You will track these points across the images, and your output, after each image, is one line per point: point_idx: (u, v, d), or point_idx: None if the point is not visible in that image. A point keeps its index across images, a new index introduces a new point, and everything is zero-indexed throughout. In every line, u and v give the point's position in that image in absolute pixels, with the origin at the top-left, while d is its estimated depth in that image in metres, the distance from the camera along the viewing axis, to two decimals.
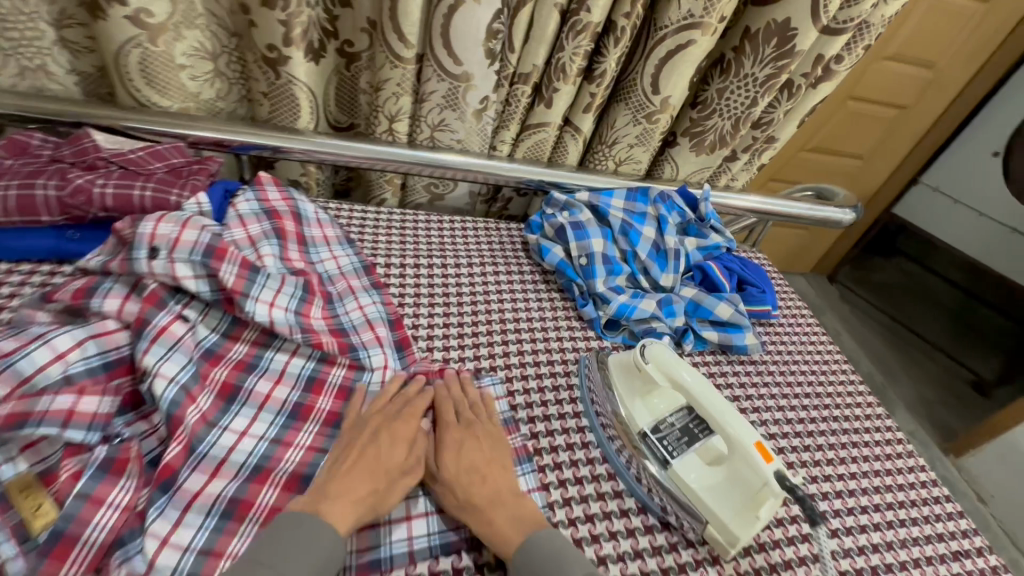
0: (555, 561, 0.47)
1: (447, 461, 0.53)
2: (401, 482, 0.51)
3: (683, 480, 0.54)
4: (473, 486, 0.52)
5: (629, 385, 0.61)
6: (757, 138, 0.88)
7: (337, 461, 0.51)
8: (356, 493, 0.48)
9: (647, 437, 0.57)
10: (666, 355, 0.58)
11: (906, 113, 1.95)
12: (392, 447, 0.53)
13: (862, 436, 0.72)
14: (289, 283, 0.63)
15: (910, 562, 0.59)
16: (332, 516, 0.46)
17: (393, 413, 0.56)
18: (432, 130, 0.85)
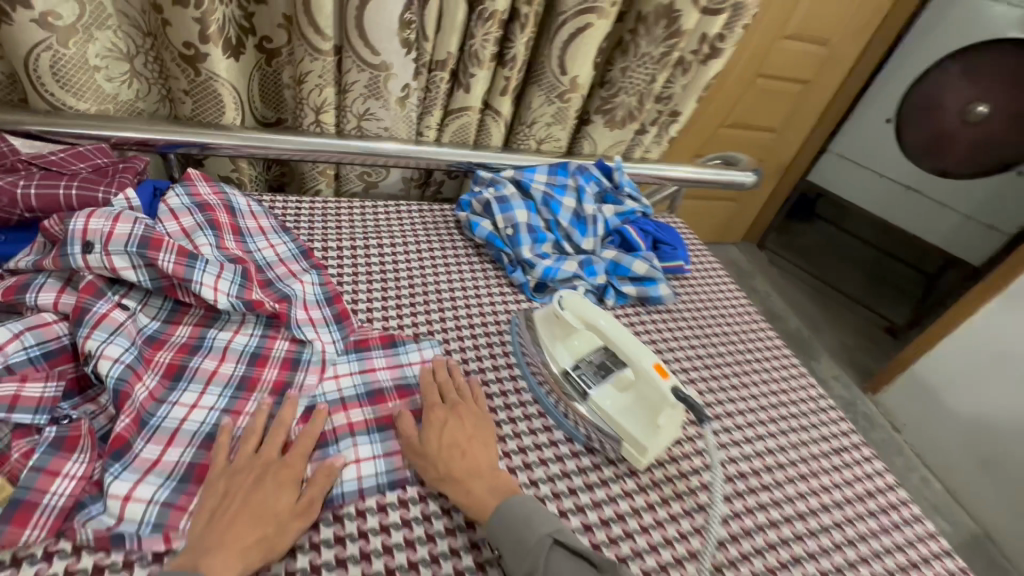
0: (521, 524, 0.51)
1: (431, 437, 0.57)
2: (292, 525, 0.49)
3: (598, 403, 0.63)
4: (451, 459, 0.56)
5: (552, 330, 0.69)
6: (661, 111, 0.98)
7: (215, 513, 0.47)
8: (242, 542, 0.45)
9: (566, 372, 0.67)
10: (581, 302, 0.66)
11: (808, 88, 2.14)
12: (278, 492, 0.50)
13: (759, 363, 0.83)
14: (228, 270, 0.65)
15: (799, 459, 0.70)
16: (216, 571, 0.43)
17: (268, 463, 0.52)
18: (358, 119, 0.89)
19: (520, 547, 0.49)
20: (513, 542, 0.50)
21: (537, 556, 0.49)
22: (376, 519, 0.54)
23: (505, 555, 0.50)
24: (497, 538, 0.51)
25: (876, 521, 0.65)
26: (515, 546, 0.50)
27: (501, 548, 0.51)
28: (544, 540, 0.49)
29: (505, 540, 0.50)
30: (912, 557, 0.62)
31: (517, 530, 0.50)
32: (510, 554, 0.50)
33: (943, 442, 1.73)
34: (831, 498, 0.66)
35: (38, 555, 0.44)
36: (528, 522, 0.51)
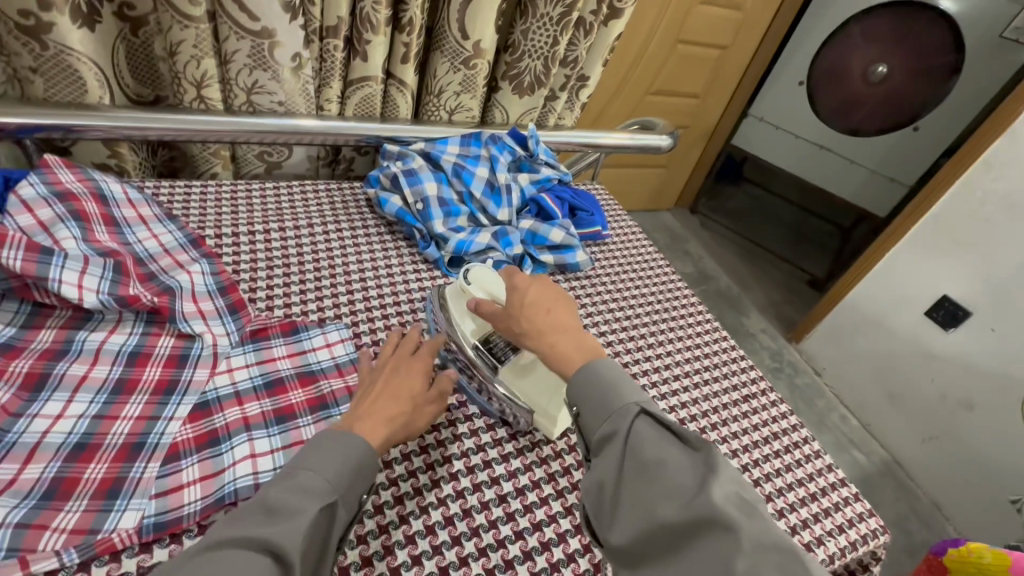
0: (602, 388, 0.46)
1: (514, 299, 0.56)
2: (425, 408, 0.54)
3: (510, 382, 0.61)
4: (531, 317, 0.54)
5: (460, 305, 0.67)
6: (569, 75, 0.97)
7: (361, 394, 0.52)
8: (386, 414, 0.50)
9: (477, 346, 0.63)
10: (486, 275, 0.67)
11: (727, 53, 2.19)
12: (411, 378, 0.54)
13: (675, 320, 0.86)
14: (95, 265, 0.59)
15: (710, 409, 0.73)
16: (366, 432, 0.47)
17: (399, 360, 0.56)
18: (247, 93, 0.82)
19: (604, 405, 0.45)
20: (595, 402, 0.46)
21: (621, 418, 0.44)
22: None
23: (581, 415, 0.47)
24: (575, 396, 0.47)
25: (780, 460, 0.69)
26: (595, 406, 0.46)
27: (578, 407, 0.47)
28: (628, 404, 0.45)
29: (584, 399, 0.46)
30: (811, 489, 0.66)
31: (599, 390, 0.46)
32: (589, 414, 0.46)
33: (859, 383, 1.86)
34: (739, 443, 0.69)
35: None
36: (611, 386, 0.46)
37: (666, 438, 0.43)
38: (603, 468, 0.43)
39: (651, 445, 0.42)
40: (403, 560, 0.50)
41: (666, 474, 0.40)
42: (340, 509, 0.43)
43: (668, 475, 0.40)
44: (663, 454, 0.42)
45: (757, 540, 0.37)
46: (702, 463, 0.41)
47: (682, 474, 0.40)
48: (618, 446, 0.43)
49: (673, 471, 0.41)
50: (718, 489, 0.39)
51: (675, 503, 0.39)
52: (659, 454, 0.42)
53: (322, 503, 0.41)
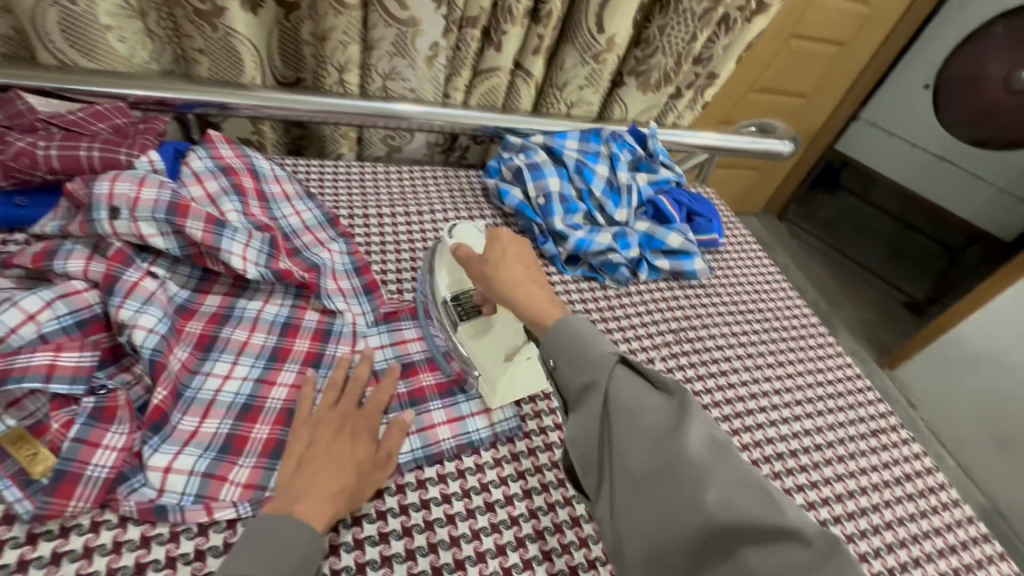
0: (581, 342, 0.47)
1: (493, 248, 0.60)
2: (373, 476, 0.50)
3: (466, 340, 0.61)
4: (506, 267, 0.58)
5: (442, 260, 0.67)
6: (699, 74, 0.95)
7: (303, 462, 0.48)
8: (328, 490, 0.46)
9: (446, 300, 0.64)
10: (469, 233, 0.67)
11: (842, 51, 1.99)
12: (357, 444, 0.50)
13: (796, 341, 0.81)
14: (256, 239, 0.63)
15: (835, 441, 0.69)
16: (309, 515, 0.44)
17: (346, 415, 0.52)
18: (383, 79, 0.85)
19: (583, 357, 0.46)
20: (574, 354, 0.47)
21: (601, 371, 0.45)
22: (416, 494, 0.53)
23: (561, 369, 0.48)
24: (554, 349, 0.48)
25: (913, 504, 0.65)
26: (577, 361, 0.47)
27: (557, 363, 0.48)
28: (607, 357, 0.46)
29: (565, 354, 0.47)
30: (950, 542, 0.62)
31: (580, 346, 0.47)
32: (569, 368, 0.47)
33: (959, 418, 1.65)
34: (868, 481, 0.66)
35: (85, 525, 0.44)
36: (590, 339, 0.48)
37: (641, 387, 0.45)
38: (587, 424, 0.45)
39: (628, 389, 0.44)
40: (535, 554, 0.51)
41: (641, 417, 0.43)
42: None
43: (643, 424, 0.42)
44: (638, 397, 0.44)
45: (730, 480, 0.39)
46: (669, 401, 0.44)
47: (652, 416, 0.43)
48: (596, 399, 0.45)
49: (650, 413, 0.43)
50: (688, 427, 0.42)
51: (647, 448, 0.41)
52: (635, 398, 0.44)
53: None
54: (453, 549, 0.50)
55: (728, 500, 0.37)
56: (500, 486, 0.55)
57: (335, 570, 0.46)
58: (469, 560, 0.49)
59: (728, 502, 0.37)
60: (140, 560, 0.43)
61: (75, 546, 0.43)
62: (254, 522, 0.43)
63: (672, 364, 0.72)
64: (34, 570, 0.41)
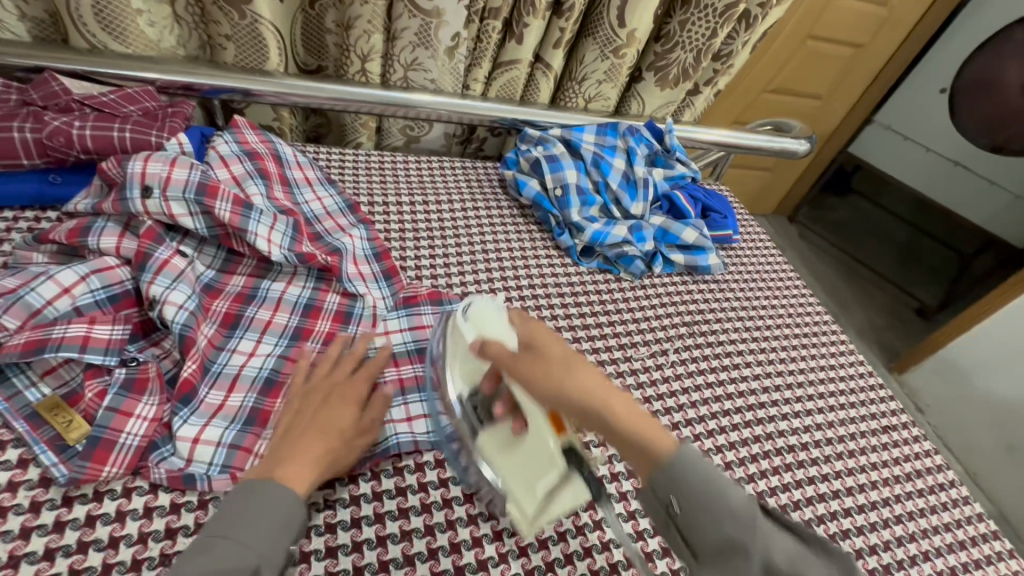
0: (716, 488, 0.39)
1: (548, 346, 0.46)
2: (355, 443, 0.49)
3: (489, 453, 0.48)
4: (576, 373, 0.43)
5: (456, 348, 0.51)
6: (718, 70, 0.96)
7: (286, 430, 0.47)
8: (310, 455, 0.45)
9: (464, 404, 0.50)
10: (487, 313, 0.50)
11: (861, 52, 1.92)
12: (341, 411, 0.49)
13: (809, 338, 0.82)
14: (280, 222, 0.64)
15: (847, 436, 0.70)
16: (290, 479, 0.43)
17: (334, 384, 0.52)
18: (405, 69, 0.86)
19: (719, 513, 0.38)
20: (707, 509, 0.39)
21: (748, 528, 0.38)
22: (434, 473, 0.53)
23: (693, 522, 0.39)
24: (681, 493, 0.39)
25: (924, 500, 0.65)
26: (711, 508, 0.39)
27: (682, 506, 0.39)
28: (751, 507, 0.39)
29: (693, 502, 0.39)
30: (960, 537, 0.63)
31: (712, 490, 0.39)
32: (702, 517, 0.39)
33: (968, 425, 1.63)
34: (879, 475, 0.66)
35: (118, 490, 0.45)
36: (722, 482, 0.40)
37: (794, 547, 0.38)
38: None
39: (783, 551, 0.37)
40: (550, 535, 0.51)
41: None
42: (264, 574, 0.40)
43: None
44: (795, 562, 0.37)
45: None
46: (830, 564, 0.37)
47: None
48: (745, 564, 0.37)
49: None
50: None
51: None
52: (796, 568, 0.37)
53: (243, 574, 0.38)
54: (471, 526, 0.50)
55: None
56: None
57: (356, 543, 0.47)
58: (486, 538, 0.50)
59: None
60: (170, 525, 0.44)
61: (109, 509, 0.44)
62: (237, 486, 0.43)
63: (686, 357, 0.73)
64: (70, 531, 0.42)
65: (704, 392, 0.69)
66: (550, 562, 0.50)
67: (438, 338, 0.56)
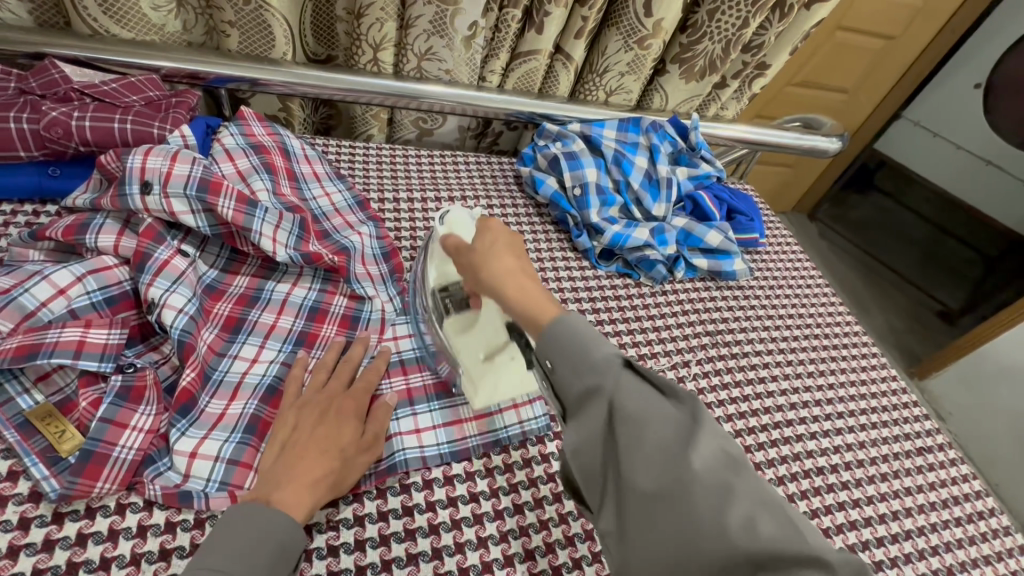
0: (577, 339, 0.38)
1: (481, 237, 0.47)
2: (358, 460, 0.47)
3: (447, 333, 0.54)
4: (495, 259, 0.45)
5: (434, 251, 0.58)
6: (747, 63, 0.91)
7: (286, 447, 0.45)
8: (309, 477, 0.43)
9: (435, 292, 0.57)
10: (462, 220, 0.57)
11: (892, 44, 1.84)
12: (342, 427, 0.47)
13: (838, 350, 0.78)
14: (287, 220, 0.61)
15: (879, 458, 0.66)
16: (288, 505, 0.42)
17: (333, 396, 0.50)
18: (418, 59, 0.82)
19: (573, 364, 0.37)
20: (566, 361, 0.38)
21: (602, 374, 0.37)
22: (443, 491, 0.50)
23: (554, 374, 0.39)
24: (548, 354, 0.39)
25: (961, 529, 0.62)
26: (572, 361, 0.38)
27: (549, 363, 0.39)
28: (610, 357, 0.37)
29: (556, 356, 0.38)
30: (999, 570, 0.59)
31: (577, 347, 0.38)
32: (565, 371, 0.38)
33: (992, 436, 1.55)
34: (913, 501, 0.63)
35: (111, 506, 0.43)
36: (592, 338, 0.38)
37: (647, 391, 0.36)
38: (585, 430, 0.37)
39: (631, 396, 0.36)
40: (564, 561, 0.48)
41: (649, 431, 0.35)
42: None
43: (654, 440, 0.35)
44: (644, 403, 0.36)
45: (755, 502, 0.32)
46: (680, 409, 0.36)
47: (663, 435, 0.35)
48: (598, 406, 0.37)
49: (657, 422, 0.35)
50: (704, 440, 0.34)
51: (653, 460, 0.34)
52: (643, 408, 0.35)
53: None
54: (480, 550, 0.47)
55: (755, 526, 0.31)
56: (530, 488, 0.52)
57: (360, 566, 0.44)
58: (497, 563, 0.47)
59: (753, 525, 0.31)
60: (164, 546, 0.42)
61: (101, 527, 0.41)
62: (229, 510, 0.40)
63: (708, 369, 0.69)
64: (60, 551, 0.40)
65: (728, 407, 0.66)
66: None
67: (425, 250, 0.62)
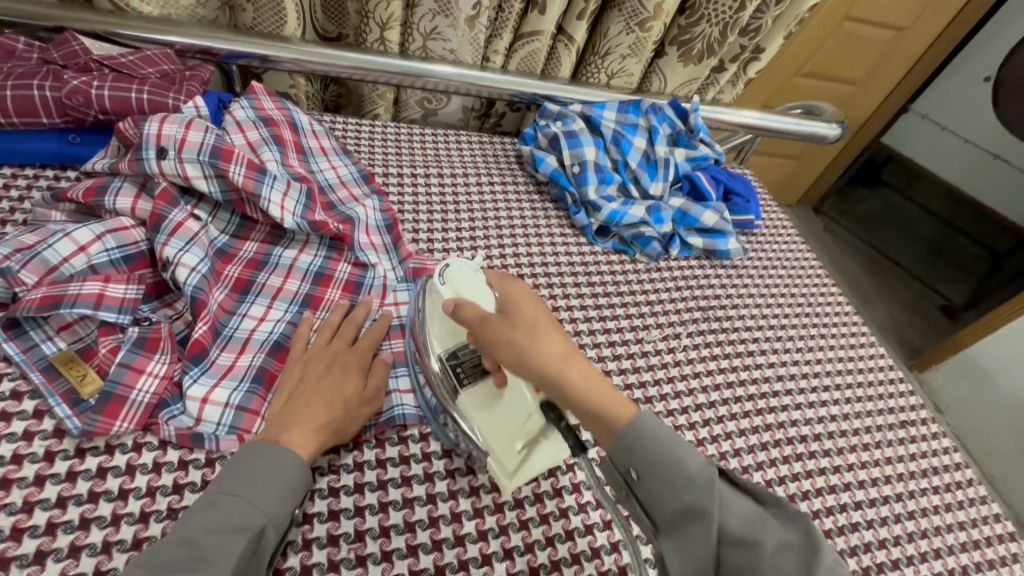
0: (670, 452, 0.39)
1: (519, 313, 0.46)
2: (362, 411, 0.50)
3: (466, 410, 0.49)
4: (542, 339, 0.44)
5: (435, 310, 0.54)
6: (745, 46, 0.92)
7: (292, 396, 0.48)
8: (314, 423, 0.46)
9: (442, 363, 0.51)
10: (465, 275, 0.53)
11: (901, 36, 1.83)
12: (345, 379, 0.50)
13: (828, 328, 0.80)
14: (294, 189, 0.64)
15: (862, 429, 0.68)
16: (295, 445, 0.44)
17: (337, 352, 0.53)
18: (424, 39, 0.85)
19: (671, 482, 0.38)
20: (659, 477, 0.39)
21: (703, 493, 0.37)
22: (438, 444, 0.53)
23: (648, 486, 0.39)
24: (636, 461, 0.39)
25: (939, 497, 0.64)
26: (666, 477, 0.38)
27: (640, 474, 0.39)
28: (708, 471, 0.38)
29: (649, 471, 0.39)
30: (974, 536, 0.61)
31: (667, 459, 0.38)
32: (658, 485, 0.38)
33: (989, 427, 1.56)
34: (893, 470, 0.65)
35: (128, 444, 0.46)
36: (680, 447, 0.39)
37: (748, 505, 0.37)
38: (689, 553, 0.37)
39: (737, 517, 0.36)
40: (552, 511, 0.51)
41: (763, 563, 0.35)
42: (271, 534, 0.41)
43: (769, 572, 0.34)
44: (753, 526, 0.36)
45: None
46: (790, 529, 0.35)
47: (775, 561, 0.34)
48: (701, 528, 0.37)
49: (769, 549, 0.35)
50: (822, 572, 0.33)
51: None
52: (751, 532, 0.35)
53: (249, 534, 0.39)
54: (472, 498, 0.50)
55: None
56: None
57: (359, 508, 0.47)
58: (488, 510, 0.50)
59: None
60: (177, 481, 0.45)
61: (119, 462, 0.44)
62: (244, 447, 0.43)
63: (699, 341, 0.72)
64: (82, 481, 0.43)
65: (715, 377, 0.68)
66: (550, 537, 0.49)
67: (415, 303, 0.58)
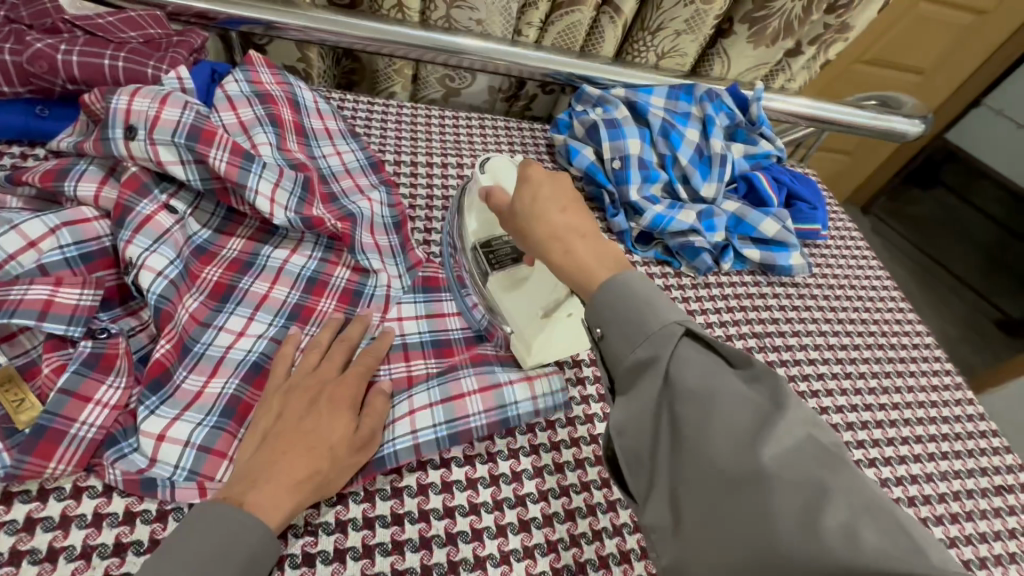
0: (640, 303, 0.35)
1: (525, 191, 0.43)
2: (349, 461, 0.41)
3: (493, 291, 0.52)
4: (545, 215, 0.42)
5: (473, 200, 0.56)
6: (829, 25, 0.78)
7: (266, 440, 0.40)
8: (290, 479, 0.38)
9: (476, 250, 0.54)
10: (504, 167, 0.52)
11: (983, 20, 1.63)
12: (333, 419, 0.41)
13: (907, 365, 0.67)
14: (288, 178, 0.54)
15: (949, 495, 0.57)
16: (263, 508, 0.36)
17: (325, 382, 0.44)
18: (448, 7, 0.74)
19: (637, 332, 0.34)
20: (627, 330, 0.35)
21: (661, 341, 0.34)
22: (440, 499, 0.44)
23: (609, 341, 0.36)
24: (603, 318, 0.36)
25: None
26: (629, 327, 0.35)
27: (603, 330, 0.36)
28: (671, 327, 0.34)
29: (613, 319, 0.36)
30: None
31: (641, 306, 0.35)
32: (618, 337, 0.35)
33: None
34: (989, 550, 0.54)
35: (66, 490, 0.38)
36: (654, 300, 0.35)
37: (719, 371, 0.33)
38: (635, 411, 0.34)
39: (696, 372, 0.32)
40: None
41: (717, 410, 0.31)
42: None
43: (724, 420, 0.31)
44: (709, 378, 0.32)
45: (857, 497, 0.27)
46: (758, 388, 0.32)
47: (730, 412, 0.31)
48: (653, 383, 0.33)
49: (723, 396, 0.31)
50: (785, 427, 0.30)
51: (725, 445, 0.30)
52: (708, 384, 0.32)
53: None
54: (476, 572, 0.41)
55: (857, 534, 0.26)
56: (539, 502, 0.46)
57: None
58: None
59: (855, 534, 0.26)
60: (120, 539, 0.37)
61: (53, 512, 0.37)
62: (193, 511, 0.36)
63: None
64: (4, 537, 0.36)
65: None
66: None
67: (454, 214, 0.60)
